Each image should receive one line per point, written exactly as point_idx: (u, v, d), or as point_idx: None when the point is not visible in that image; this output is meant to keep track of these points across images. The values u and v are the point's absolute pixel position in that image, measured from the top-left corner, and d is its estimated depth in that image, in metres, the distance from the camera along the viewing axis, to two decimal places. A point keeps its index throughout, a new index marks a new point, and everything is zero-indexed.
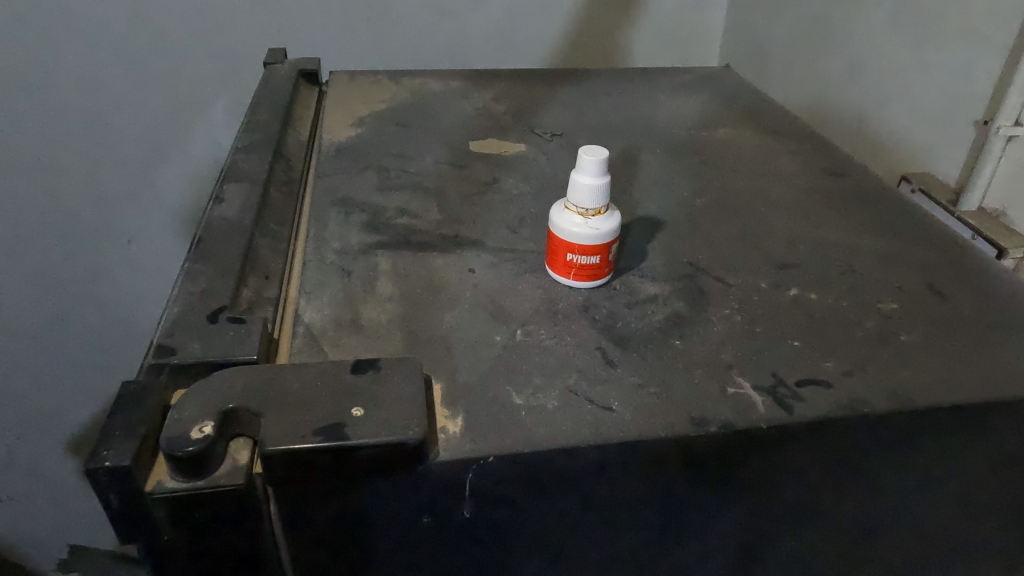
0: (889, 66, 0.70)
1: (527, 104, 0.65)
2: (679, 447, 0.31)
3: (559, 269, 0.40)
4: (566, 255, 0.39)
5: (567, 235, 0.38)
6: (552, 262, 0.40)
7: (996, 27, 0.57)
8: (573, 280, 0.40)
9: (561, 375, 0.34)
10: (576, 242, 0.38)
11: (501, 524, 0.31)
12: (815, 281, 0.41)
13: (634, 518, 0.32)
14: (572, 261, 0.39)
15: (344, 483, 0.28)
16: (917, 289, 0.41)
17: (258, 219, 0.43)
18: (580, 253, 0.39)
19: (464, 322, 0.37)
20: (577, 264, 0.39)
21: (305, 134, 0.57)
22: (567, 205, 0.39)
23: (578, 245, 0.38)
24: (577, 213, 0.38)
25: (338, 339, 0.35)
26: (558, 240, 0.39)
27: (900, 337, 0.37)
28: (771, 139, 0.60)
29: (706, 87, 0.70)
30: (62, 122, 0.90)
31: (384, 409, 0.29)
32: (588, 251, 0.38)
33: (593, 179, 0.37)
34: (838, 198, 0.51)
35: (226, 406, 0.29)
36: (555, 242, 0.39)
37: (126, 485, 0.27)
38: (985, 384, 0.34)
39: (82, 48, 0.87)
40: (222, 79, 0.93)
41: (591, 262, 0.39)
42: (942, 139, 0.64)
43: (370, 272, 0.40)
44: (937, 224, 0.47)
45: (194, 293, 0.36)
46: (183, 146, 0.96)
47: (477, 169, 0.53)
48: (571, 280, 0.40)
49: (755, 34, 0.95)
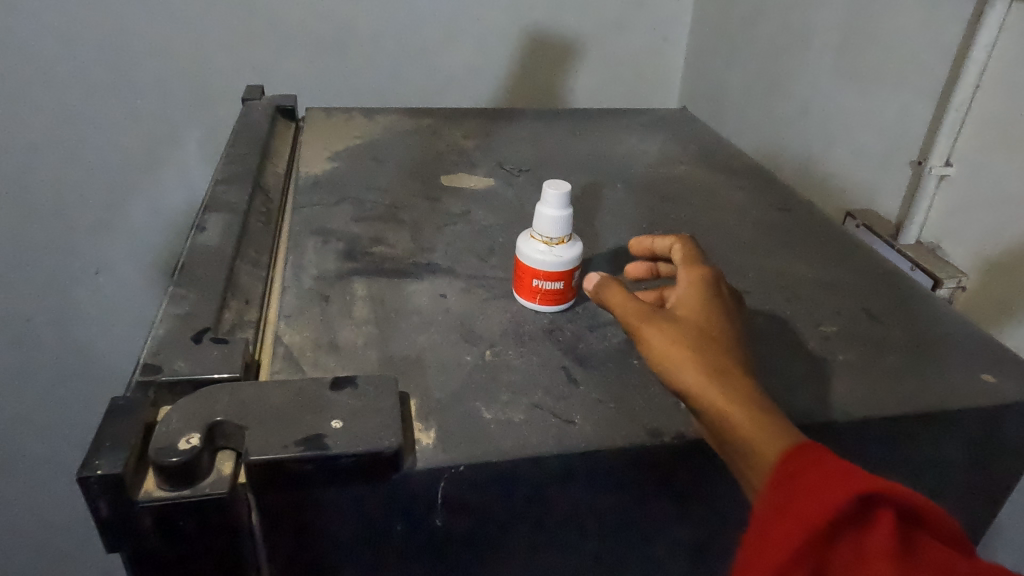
0: (834, 110, 0.75)
1: (496, 141, 0.68)
2: (636, 455, 0.33)
3: (525, 294, 0.42)
4: (532, 281, 0.42)
5: (533, 261, 0.41)
6: (519, 288, 0.43)
7: (927, 77, 0.63)
8: (538, 305, 0.42)
9: (527, 392, 0.36)
10: (541, 268, 0.41)
11: (469, 531, 0.33)
12: (763, 305, 0.45)
13: (594, 524, 0.34)
14: (537, 286, 0.42)
15: (320, 491, 0.30)
16: (855, 313, 0.44)
17: (238, 247, 0.45)
18: (545, 279, 0.41)
19: (436, 344, 0.39)
20: (542, 289, 0.42)
21: (282, 167, 0.60)
22: (533, 232, 0.42)
23: (544, 271, 0.41)
24: (542, 241, 0.41)
25: (317, 359, 0.37)
26: (525, 266, 0.42)
27: (838, 356, 0.40)
28: (724, 176, 0.64)
29: (665, 128, 0.74)
30: (32, 152, 0.89)
31: (361, 420, 0.31)
32: (552, 276, 0.41)
33: (557, 211, 0.40)
34: (784, 230, 0.54)
35: (212, 419, 0.31)
36: (523, 265, 0.42)
37: (116, 495, 0.28)
38: (911, 398, 0.37)
39: (53, 79, 0.85)
40: (196, 113, 0.92)
41: (555, 287, 0.41)
42: (881, 178, 0.69)
43: (346, 297, 0.42)
44: (874, 256, 0.51)
45: (178, 315, 0.37)
46: (154, 178, 0.95)
47: (449, 200, 0.56)
48: (537, 304, 0.42)
49: (712, 81, 1.00)
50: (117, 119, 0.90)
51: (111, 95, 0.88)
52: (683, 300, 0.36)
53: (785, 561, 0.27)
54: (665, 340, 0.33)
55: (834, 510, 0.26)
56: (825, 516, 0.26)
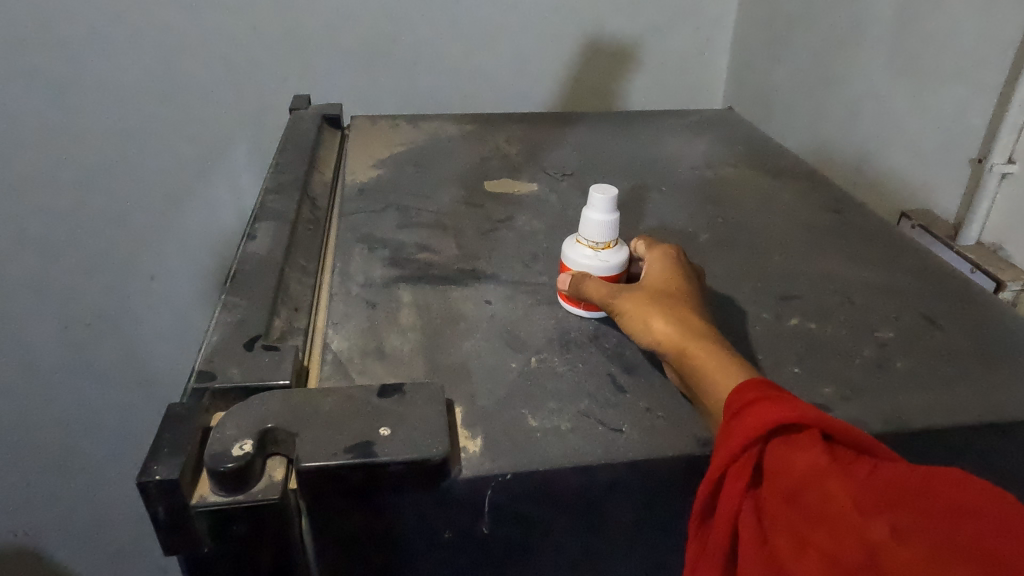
0: (888, 108, 0.73)
1: (539, 146, 0.68)
2: (684, 465, 0.33)
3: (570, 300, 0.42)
4: None
5: (581, 267, 0.41)
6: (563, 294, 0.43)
7: (986, 71, 0.60)
8: (583, 311, 0.42)
9: (574, 400, 0.36)
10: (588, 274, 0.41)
11: (517, 539, 0.33)
12: (815, 311, 0.44)
13: (643, 533, 0.34)
14: None
15: (369, 498, 0.30)
16: (912, 319, 0.43)
17: (287, 255, 0.46)
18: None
19: (482, 350, 0.39)
20: None
21: (329, 176, 0.61)
22: (578, 236, 0.41)
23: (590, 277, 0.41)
24: (588, 246, 0.41)
25: (365, 365, 0.38)
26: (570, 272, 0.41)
27: (895, 364, 0.39)
28: (772, 178, 0.62)
29: (711, 130, 0.73)
30: (90, 162, 0.92)
31: (409, 428, 0.32)
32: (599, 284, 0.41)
33: (603, 215, 0.40)
34: (836, 233, 0.53)
35: (264, 425, 0.31)
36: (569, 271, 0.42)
37: (173, 499, 0.29)
38: (975, 407, 0.36)
39: (110, 91, 0.88)
40: (244, 122, 0.94)
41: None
42: (939, 177, 0.66)
43: (393, 303, 0.43)
44: (931, 259, 0.49)
45: (231, 323, 0.38)
46: (206, 185, 0.97)
47: (493, 206, 0.56)
48: (581, 311, 0.42)
49: (758, 80, 0.98)
50: (170, 129, 0.92)
51: (165, 106, 0.91)
52: (653, 273, 0.40)
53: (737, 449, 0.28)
54: (631, 301, 0.37)
55: (772, 417, 0.28)
56: (761, 421, 0.28)
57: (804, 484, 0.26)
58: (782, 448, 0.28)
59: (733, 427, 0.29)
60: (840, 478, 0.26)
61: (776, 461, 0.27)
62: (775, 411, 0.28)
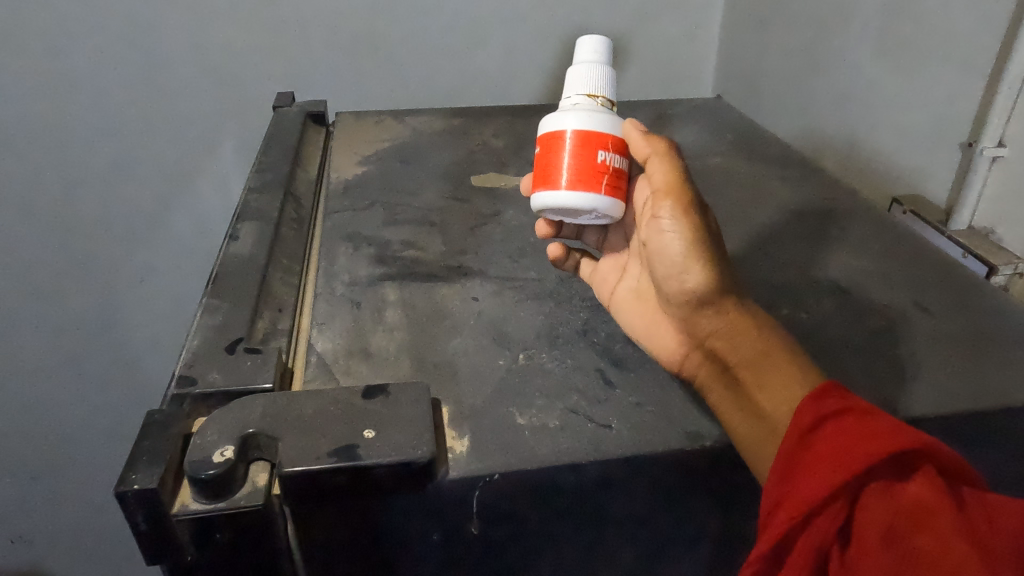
0: (876, 93, 0.72)
1: (526, 139, 0.67)
2: (673, 460, 0.32)
3: (590, 179, 0.37)
4: (600, 156, 0.38)
5: (600, 124, 0.38)
6: (580, 174, 0.37)
7: (974, 54, 0.60)
8: (604, 194, 0.38)
9: (562, 396, 0.36)
10: (611, 133, 0.38)
11: (507, 539, 0.32)
12: (805, 300, 0.43)
13: (635, 530, 0.33)
14: (606, 163, 0.38)
15: (355, 501, 0.30)
16: (907, 306, 0.42)
17: (270, 255, 0.45)
18: (613, 150, 0.38)
19: (469, 348, 0.39)
20: (611, 165, 0.38)
21: (313, 174, 0.60)
22: (583, 98, 0.39)
23: (613, 138, 0.38)
24: (600, 102, 0.39)
25: (350, 366, 0.37)
26: (590, 136, 0.38)
27: (887, 353, 0.38)
28: (761, 166, 0.62)
29: (699, 119, 0.72)
30: (73, 164, 0.90)
31: (394, 430, 0.31)
32: (620, 149, 0.38)
33: (608, 69, 0.40)
34: (828, 220, 0.53)
35: (246, 431, 0.30)
36: (584, 137, 0.37)
37: (153, 507, 0.28)
38: (968, 394, 0.35)
39: (92, 92, 0.87)
40: (230, 121, 0.93)
41: (620, 165, 0.39)
42: (928, 162, 0.66)
43: (378, 302, 0.42)
44: (922, 244, 0.49)
45: (213, 326, 0.38)
46: (193, 185, 0.96)
47: (480, 201, 0.55)
48: (602, 195, 0.37)
49: (747, 68, 0.98)
50: (155, 129, 0.91)
51: (148, 106, 0.90)
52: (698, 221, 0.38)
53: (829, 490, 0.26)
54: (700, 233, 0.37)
55: (871, 454, 0.26)
56: (860, 461, 0.26)
57: (912, 523, 0.25)
58: (880, 488, 0.26)
59: (833, 452, 0.27)
60: (954, 520, 0.25)
61: (874, 501, 0.26)
62: (892, 441, 0.26)
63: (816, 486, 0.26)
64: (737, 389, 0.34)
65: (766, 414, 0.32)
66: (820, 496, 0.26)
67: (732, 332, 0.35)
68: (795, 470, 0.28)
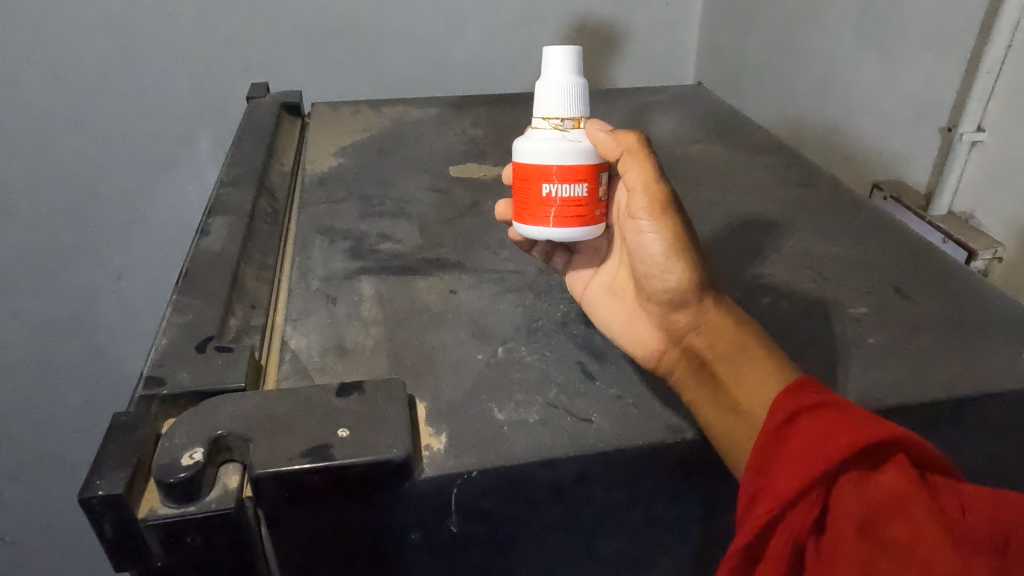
0: (858, 78, 0.72)
1: (505, 129, 0.66)
2: (655, 454, 0.32)
3: (537, 214, 0.37)
4: (544, 189, 0.37)
5: (541, 155, 0.36)
6: (529, 209, 0.37)
7: (952, 39, 0.59)
8: (554, 227, 0.37)
9: (542, 390, 0.35)
10: (552, 163, 0.36)
11: (487, 536, 0.32)
12: (785, 289, 0.43)
13: (618, 524, 0.33)
14: (552, 195, 0.37)
15: (329, 501, 0.29)
16: (886, 293, 0.42)
17: (243, 250, 0.44)
18: (562, 181, 0.36)
19: (447, 342, 0.38)
20: (558, 197, 0.37)
21: (288, 166, 0.59)
22: (537, 122, 0.37)
23: (556, 167, 0.36)
24: (554, 126, 0.37)
25: (324, 363, 0.36)
26: (532, 169, 0.36)
27: (867, 340, 0.38)
28: (742, 153, 0.61)
29: (681, 106, 0.72)
30: (43, 159, 0.88)
31: (369, 429, 0.30)
32: (572, 178, 0.36)
33: (562, 78, 0.37)
34: (809, 206, 0.52)
35: (215, 432, 0.30)
36: (528, 172, 0.37)
37: (120, 513, 0.28)
38: (948, 381, 0.35)
39: (61, 83, 0.85)
40: (204, 113, 0.91)
41: (575, 194, 0.37)
42: (909, 147, 0.66)
43: (354, 297, 0.41)
44: (903, 230, 0.49)
45: (182, 325, 0.37)
46: (168, 178, 0.94)
47: (458, 192, 0.54)
48: (552, 228, 0.37)
49: (728, 55, 0.97)
50: (127, 122, 0.89)
51: (120, 98, 0.88)
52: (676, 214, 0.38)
53: (804, 481, 0.26)
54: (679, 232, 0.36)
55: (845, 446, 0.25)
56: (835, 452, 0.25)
57: (888, 514, 0.25)
58: (855, 478, 0.25)
59: (809, 444, 0.26)
60: (929, 511, 0.24)
61: (850, 492, 0.25)
62: (868, 432, 0.25)
63: (792, 478, 0.26)
64: (713, 383, 0.34)
65: (742, 406, 0.32)
66: (795, 488, 0.26)
67: (711, 329, 0.36)
68: (774, 461, 0.27)
